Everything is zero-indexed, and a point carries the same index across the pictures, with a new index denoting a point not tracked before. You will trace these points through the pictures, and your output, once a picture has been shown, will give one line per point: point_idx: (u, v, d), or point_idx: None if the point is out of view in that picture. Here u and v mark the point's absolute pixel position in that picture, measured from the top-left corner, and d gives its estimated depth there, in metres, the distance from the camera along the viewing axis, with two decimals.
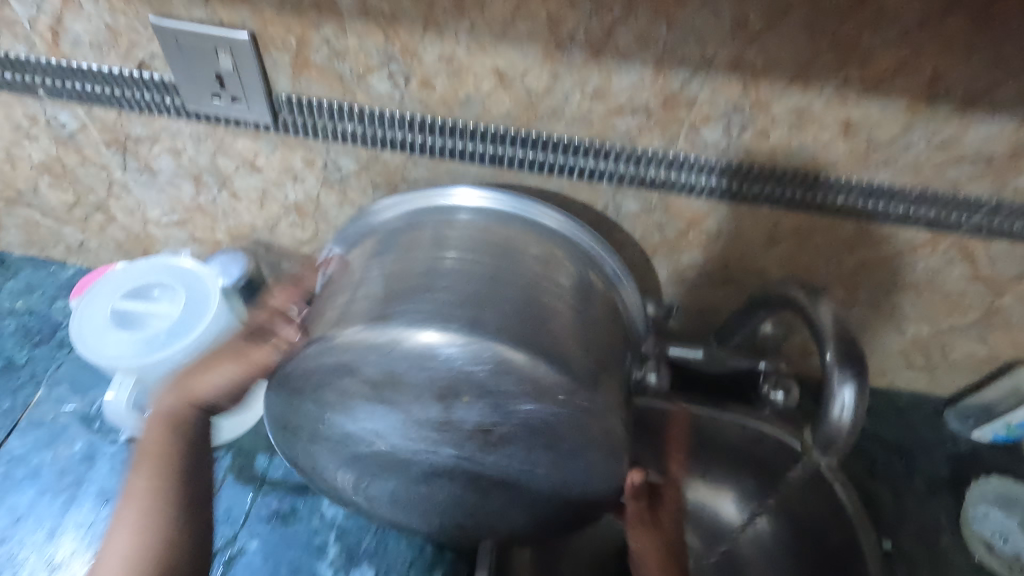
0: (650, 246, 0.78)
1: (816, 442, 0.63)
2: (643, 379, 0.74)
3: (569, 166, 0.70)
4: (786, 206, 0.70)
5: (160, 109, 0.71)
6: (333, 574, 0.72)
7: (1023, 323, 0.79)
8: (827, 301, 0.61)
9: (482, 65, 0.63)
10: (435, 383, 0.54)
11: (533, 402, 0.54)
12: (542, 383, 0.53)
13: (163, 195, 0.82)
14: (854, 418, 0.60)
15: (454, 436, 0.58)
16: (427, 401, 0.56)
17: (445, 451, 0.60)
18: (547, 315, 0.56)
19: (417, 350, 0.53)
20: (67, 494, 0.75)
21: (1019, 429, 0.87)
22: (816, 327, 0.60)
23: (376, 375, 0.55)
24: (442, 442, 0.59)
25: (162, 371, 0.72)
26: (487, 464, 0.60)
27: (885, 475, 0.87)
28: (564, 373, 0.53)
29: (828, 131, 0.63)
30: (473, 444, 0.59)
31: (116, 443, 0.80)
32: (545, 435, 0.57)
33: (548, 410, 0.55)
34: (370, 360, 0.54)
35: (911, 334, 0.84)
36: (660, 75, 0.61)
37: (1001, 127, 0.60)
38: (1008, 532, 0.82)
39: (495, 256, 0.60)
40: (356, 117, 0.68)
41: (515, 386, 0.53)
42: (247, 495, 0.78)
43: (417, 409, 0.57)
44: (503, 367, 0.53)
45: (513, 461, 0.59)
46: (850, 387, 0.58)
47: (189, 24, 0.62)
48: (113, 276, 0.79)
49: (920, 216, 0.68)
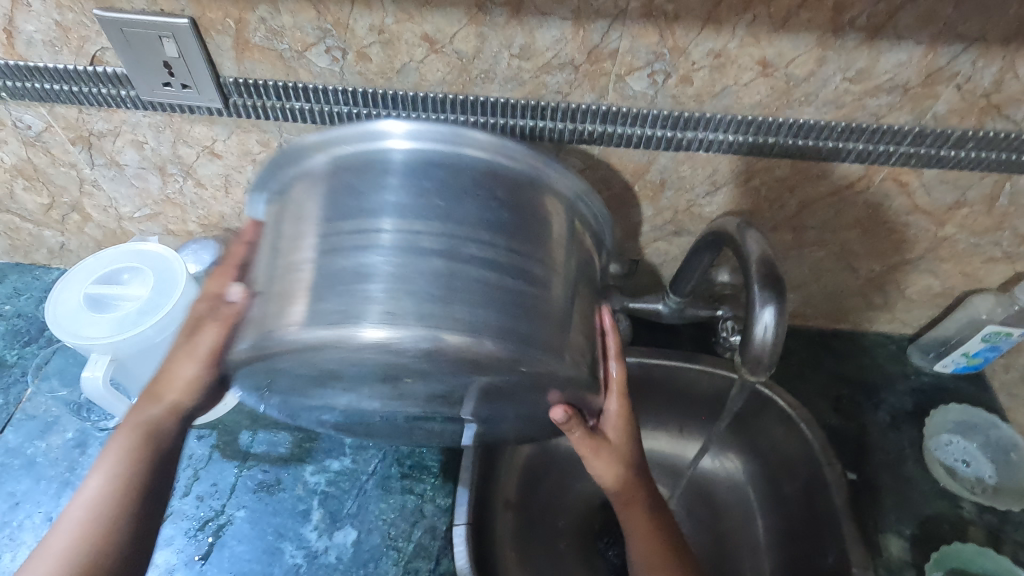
0: (601, 201, 0.98)
1: (745, 367, 0.73)
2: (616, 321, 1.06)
3: (518, 127, 0.86)
4: (692, 148, 0.88)
5: (117, 101, 0.87)
6: (318, 533, 0.95)
7: (964, 250, 1.02)
8: (752, 233, 0.78)
9: (412, 32, 0.76)
10: (379, 367, 0.58)
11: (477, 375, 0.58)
12: (482, 358, 0.56)
13: (132, 189, 1.02)
14: (775, 339, 0.71)
15: (415, 398, 0.65)
16: (378, 381, 0.61)
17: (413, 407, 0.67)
18: (496, 289, 0.59)
19: (364, 345, 0.55)
20: (59, 481, 0.94)
21: (974, 359, 1.14)
22: (745, 254, 0.76)
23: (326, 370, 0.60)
24: (407, 401, 0.66)
25: (137, 342, 0.94)
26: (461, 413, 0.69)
27: (846, 408, 1.15)
28: (504, 349, 0.57)
29: (747, 71, 0.79)
30: (438, 401, 0.66)
31: (104, 430, 1.01)
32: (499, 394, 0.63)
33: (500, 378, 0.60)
34: (310, 360, 0.58)
35: (814, 258, 1.07)
36: (580, 29, 0.75)
37: (908, 54, 0.76)
38: (968, 457, 1.10)
39: (436, 212, 0.61)
40: (303, 95, 0.84)
41: (455, 365, 0.57)
42: (232, 470, 1.01)
43: (378, 387, 0.63)
44: (436, 351, 0.55)
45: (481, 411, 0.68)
46: (771, 307, 0.71)
47: (131, 15, 0.76)
48: (87, 266, 1.02)
49: (803, 141, 0.86)
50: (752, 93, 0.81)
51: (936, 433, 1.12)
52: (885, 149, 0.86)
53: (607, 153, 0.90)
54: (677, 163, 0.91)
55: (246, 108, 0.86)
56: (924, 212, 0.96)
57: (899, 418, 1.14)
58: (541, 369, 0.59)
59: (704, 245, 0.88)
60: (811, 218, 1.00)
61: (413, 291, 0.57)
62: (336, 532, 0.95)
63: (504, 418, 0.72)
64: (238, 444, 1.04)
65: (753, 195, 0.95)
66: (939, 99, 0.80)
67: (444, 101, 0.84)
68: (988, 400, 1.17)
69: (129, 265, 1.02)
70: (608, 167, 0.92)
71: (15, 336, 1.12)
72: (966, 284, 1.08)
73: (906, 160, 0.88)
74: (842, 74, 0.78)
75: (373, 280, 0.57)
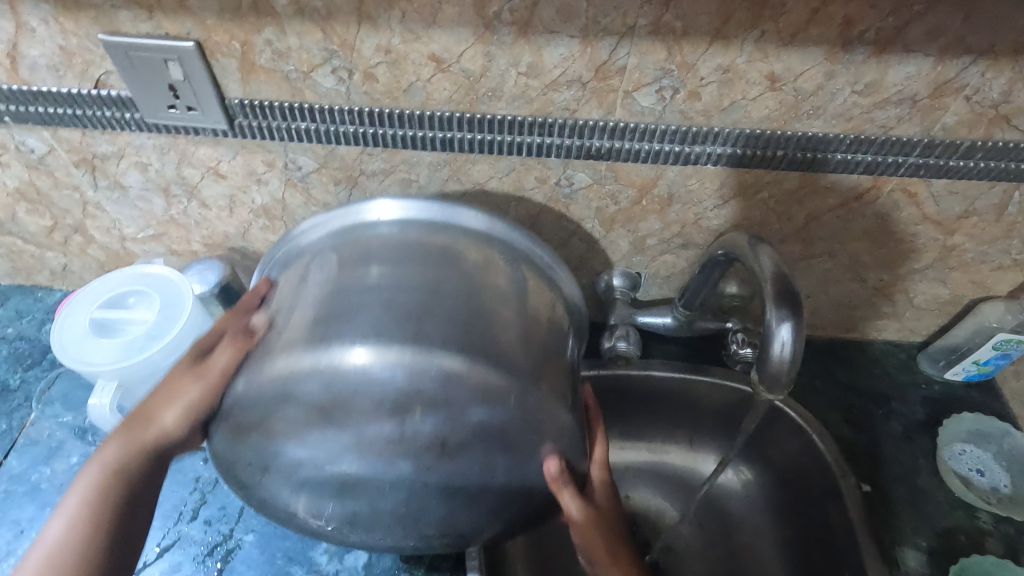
0: (607, 216, 0.98)
1: (764, 383, 0.74)
2: (615, 346, 1.05)
3: (524, 144, 0.86)
4: (700, 161, 0.88)
5: (121, 124, 0.87)
6: (328, 556, 0.95)
7: (973, 258, 1.02)
8: (767, 250, 0.78)
9: (419, 52, 0.76)
10: (380, 398, 0.58)
11: (482, 404, 0.60)
12: (488, 384, 0.60)
13: (136, 211, 1.01)
14: (794, 356, 0.72)
15: (409, 449, 0.59)
16: (379, 419, 0.59)
17: (401, 467, 0.59)
18: (491, 322, 0.64)
19: (356, 370, 0.59)
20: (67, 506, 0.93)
21: (984, 368, 1.13)
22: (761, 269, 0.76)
23: (319, 403, 0.59)
24: (395, 457, 0.59)
25: (142, 369, 0.93)
26: (441, 474, 0.61)
27: (858, 419, 1.14)
28: (507, 373, 0.61)
29: (755, 85, 0.79)
30: (430, 455, 0.59)
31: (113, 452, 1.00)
32: (496, 435, 0.61)
33: (496, 410, 0.60)
34: (310, 384, 0.59)
35: (822, 269, 1.06)
36: (588, 46, 0.75)
37: (916, 66, 0.76)
38: (983, 467, 1.09)
39: (428, 265, 0.67)
40: (310, 115, 0.84)
41: (458, 388, 0.59)
42: (238, 494, 1.01)
43: (372, 428, 0.59)
44: (445, 375, 0.59)
45: (472, 469, 0.61)
46: (787, 323, 0.71)
47: (137, 38, 0.76)
48: (91, 291, 1.01)
49: (811, 153, 0.86)
50: (760, 107, 0.81)
51: (949, 442, 1.12)
52: (894, 159, 0.86)
53: (615, 168, 0.90)
54: (685, 177, 0.91)
55: (253, 129, 0.86)
56: (933, 222, 0.96)
57: (910, 427, 1.13)
58: (532, 393, 0.62)
59: (716, 262, 0.89)
60: (820, 229, 0.99)
61: (415, 317, 0.62)
62: (346, 555, 0.95)
63: (491, 475, 0.62)
64: None
65: (760, 207, 0.95)
66: (946, 111, 0.80)
67: (452, 119, 0.83)
68: (998, 407, 1.16)
69: (132, 289, 1.01)
70: (616, 183, 0.92)
71: (17, 360, 1.11)
72: (974, 292, 1.08)
73: (915, 170, 0.87)
74: (850, 87, 0.78)
75: (368, 311, 0.62)
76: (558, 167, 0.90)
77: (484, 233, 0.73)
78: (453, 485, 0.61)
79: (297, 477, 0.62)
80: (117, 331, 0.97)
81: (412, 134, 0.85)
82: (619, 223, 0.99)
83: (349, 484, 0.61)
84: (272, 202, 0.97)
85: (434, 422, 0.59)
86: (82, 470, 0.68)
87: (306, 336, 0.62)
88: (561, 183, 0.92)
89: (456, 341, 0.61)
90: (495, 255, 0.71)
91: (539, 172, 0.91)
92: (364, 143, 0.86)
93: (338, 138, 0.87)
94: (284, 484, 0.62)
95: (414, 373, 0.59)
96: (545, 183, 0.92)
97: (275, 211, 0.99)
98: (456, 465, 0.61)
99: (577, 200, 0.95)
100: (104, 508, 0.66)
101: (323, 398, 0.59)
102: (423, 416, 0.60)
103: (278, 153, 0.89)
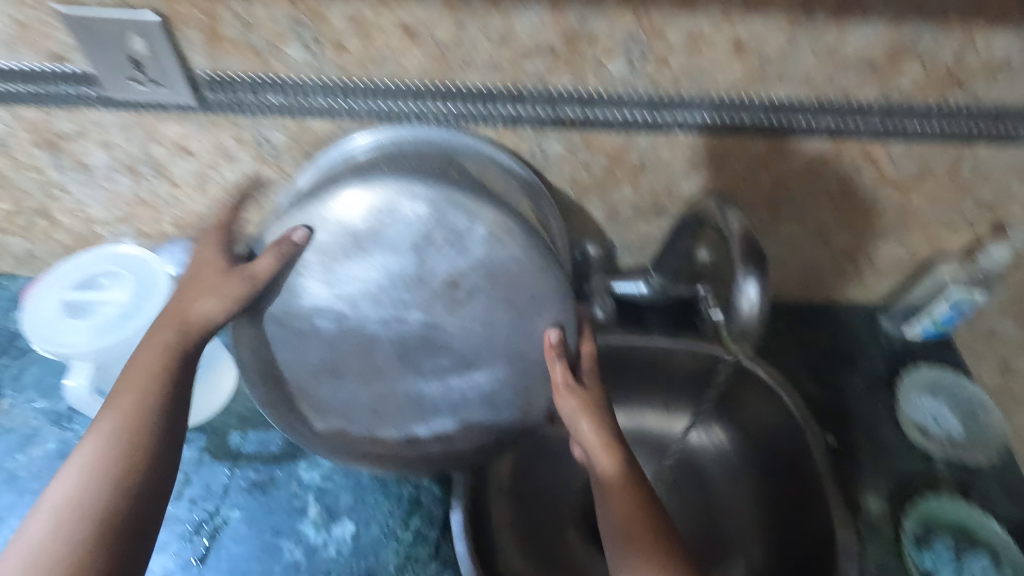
0: (581, 186, 0.98)
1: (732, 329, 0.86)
2: (592, 313, 1.05)
3: (498, 115, 0.86)
4: (670, 129, 0.89)
5: (83, 101, 0.84)
6: (316, 527, 0.96)
7: (933, 219, 1.05)
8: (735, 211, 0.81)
9: (389, 21, 0.76)
10: (411, 226, 0.76)
11: (495, 245, 0.77)
12: (499, 225, 0.77)
13: (103, 191, 0.99)
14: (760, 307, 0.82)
15: (425, 296, 0.80)
16: (406, 254, 0.77)
17: (414, 317, 0.81)
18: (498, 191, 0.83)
19: (378, 209, 0.75)
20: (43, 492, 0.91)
21: (943, 326, 1.16)
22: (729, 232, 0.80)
23: (356, 228, 0.76)
24: (411, 308, 0.80)
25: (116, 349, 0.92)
26: (450, 330, 0.82)
27: (825, 378, 1.18)
28: (524, 250, 0.78)
29: (720, 50, 0.80)
30: (441, 303, 0.80)
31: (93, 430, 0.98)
32: (503, 280, 0.79)
33: (507, 252, 0.78)
34: (340, 228, 0.76)
35: (790, 235, 1.08)
36: (557, 13, 0.76)
37: (874, 31, 0.78)
38: (937, 415, 1.14)
39: (434, 148, 0.85)
40: (280, 89, 0.82)
41: (471, 218, 0.76)
42: (224, 471, 1.00)
43: (399, 264, 0.78)
44: (450, 200, 0.76)
45: (472, 321, 0.81)
46: (750, 278, 0.83)
47: (98, 11, 0.74)
48: (61, 270, 0.97)
49: (777, 119, 0.88)
50: (726, 73, 0.83)
51: (907, 394, 1.16)
52: (857, 123, 0.88)
53: (587, 138, 0.90)
54: (657, 145, 0.92)
55: (220, 104, 0.85)
56: (893, 183, 0.99)
57: (874, 385, 1.18)
58: (535, 275, 0.79)
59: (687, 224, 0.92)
60: (788, 195, 1.01)
61: (434, 206, 0.75)
62: (333, 526, 0.97)
63: (489, 331, 0.82)
64: (229, 444, 1.03)
65: (730, 174, 0.97)
66: (902, 74, 0.83)
67: (425, 89, 0.83)
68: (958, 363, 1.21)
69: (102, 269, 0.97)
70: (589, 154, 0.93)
71: None
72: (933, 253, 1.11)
73: (876, 133, 0.90)
74: (811, 51, 0.80)
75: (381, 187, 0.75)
76: (531, 137, 0.90)
77: (483, 160, 0.87)
78: (447, 353, 0.83)
79: (330, 342, 0.82)
80: (89, 311, 0.94)
81: (385, 106, 0.84)
82: (594, 193, 1.00)
83: (367, 344, 0.83)
84: (242, 178, 0.96)
85: (453, 260, 0.78)
86: (99, 420, 0.68)
87: (330, 222, 0.76)
88: (534, 154, 0.93)
89: (449, 299, 0.80)
90: (484, 210, 0.76)
91: (513, 142, 0.91)
92: (335, 117, 0.85)
93: (308, 112, 0.85)
94: (313, 352, 0.83)
95: (433, 211, 0.75)
96: (519, 153, 0.93)
97: (246, 188, 0.98)
98: (460, 318, 0.81)
99: (550, 171, 0.95)
100: (137, 443, 0.67)
101: (359, 239, 0.76)
102: (433, 359, 0.84)
103: (246, 129, 0.88)
